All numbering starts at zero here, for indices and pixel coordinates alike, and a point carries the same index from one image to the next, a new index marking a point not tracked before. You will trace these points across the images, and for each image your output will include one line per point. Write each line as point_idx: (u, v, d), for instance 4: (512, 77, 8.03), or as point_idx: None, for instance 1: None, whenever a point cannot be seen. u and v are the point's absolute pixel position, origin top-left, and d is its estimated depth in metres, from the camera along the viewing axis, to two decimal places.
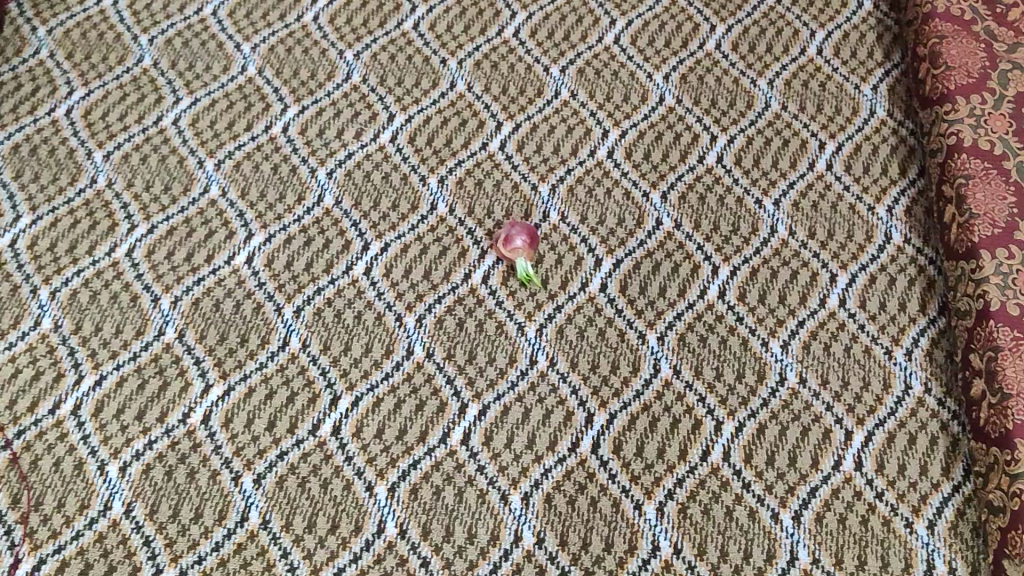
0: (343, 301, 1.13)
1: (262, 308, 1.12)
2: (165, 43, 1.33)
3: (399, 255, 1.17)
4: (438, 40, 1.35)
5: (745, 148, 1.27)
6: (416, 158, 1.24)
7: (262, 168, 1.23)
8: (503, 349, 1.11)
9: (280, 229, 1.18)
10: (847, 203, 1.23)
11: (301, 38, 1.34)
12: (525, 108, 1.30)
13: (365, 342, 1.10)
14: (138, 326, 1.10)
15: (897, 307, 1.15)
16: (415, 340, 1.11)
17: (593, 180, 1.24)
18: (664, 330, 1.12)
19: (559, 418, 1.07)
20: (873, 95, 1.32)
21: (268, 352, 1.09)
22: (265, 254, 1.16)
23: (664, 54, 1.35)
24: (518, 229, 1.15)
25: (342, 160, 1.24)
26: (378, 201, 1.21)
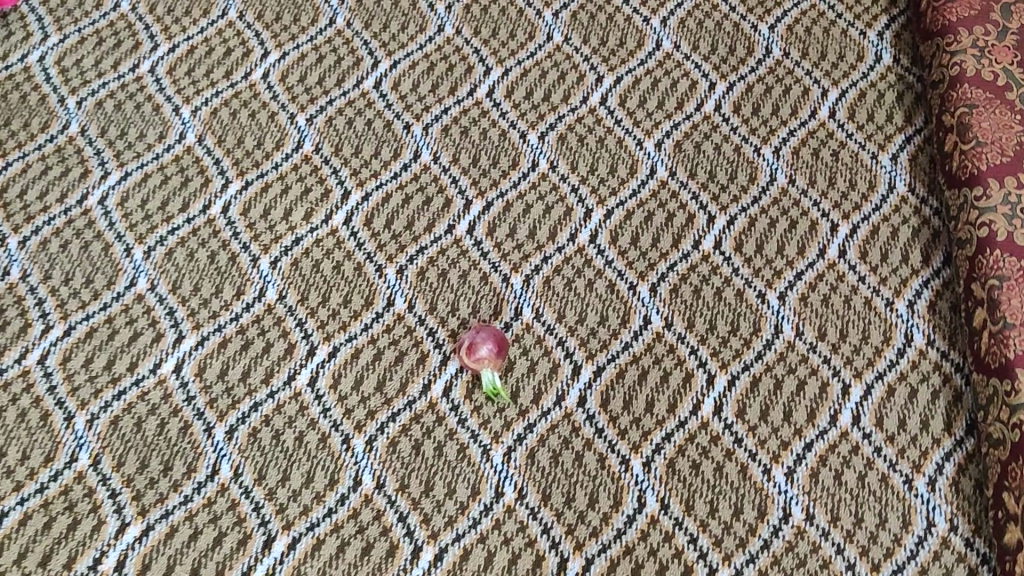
0: (283, 419, 0.99)
1: (190, 427, 0.99)
2: (96, 107, 1.19)
3: (348, 362, 1.03)
4: (402, 102, 1.20)
5: (747, 232, 1.11)
6: (372, 244, 1.10)
7: (198, 256, 1.09)
8: (465, 479, 0.97)
9: (214, 331, 1.04)
10: (862, 297, 1.08)
11: (248, 99, 1.20)
12: (498, 182, 1.15)
13: (306, 470, 0.97)
14: (48, 451, 0.97)
15: (919, 426, 1.01)
16: (365, 468, 0.97)
17: (573, 269, 1.09)
18: (651, 455, 0.98)
19: (527, 564, 0.93)
20: (893, 166, 1.16)
21: (194, 483, 0.96)
22: (196, 360, 1.02)
23: (657, 117, 1.20)
24: (486, 335, 1.01)
25: (289, 246, 1.10)
26: (327, 296, 1.07)
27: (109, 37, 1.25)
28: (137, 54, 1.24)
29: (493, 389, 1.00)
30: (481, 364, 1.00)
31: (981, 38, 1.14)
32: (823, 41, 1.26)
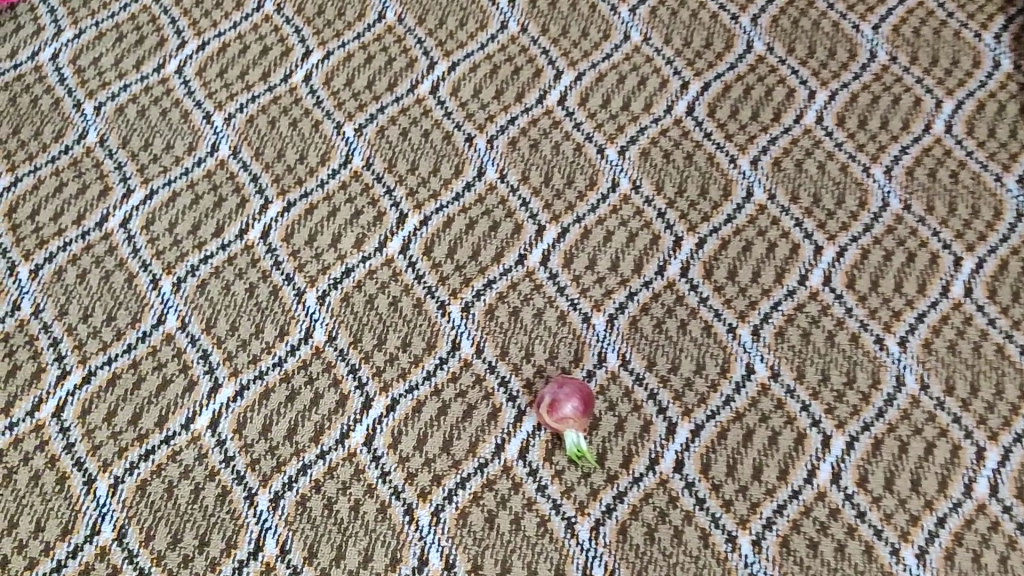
0: (336, 484, 0.86)
1: (229, 492, 0.86)
2: (116, 113, 1.06)
3: (409, 418, 0.90)
4: (463, 110, 1.06)
5: (859, 266, 0.98)
6: (433, 277, 0.97)
7: (234, 290, 0.96)
8: (547, 558, 0.84)
9: (255, 378, 0.91)
10: (994, 344, 0.94)
11: (289, 105, 1.07)
12: (574, 205, 1.01)
13: (364, 547, 0.84)
14: (66, 521, 0.85)
15: None
16: (431, 545, 0.84)
17: (663, 307, 0.95)
18: (760, 531, 0.85)
19: None
20: (1021, 189, 1.02)
21: (235, 561, 0.84)
22: (234, 415, 0.89)
23: (752, 130, 1.06)
24: (570, 391, 0.87)
25: (338, 278, 0.96)
26: (383, 338, 0.93)
27: (131, 31, 1.11)
28: (162, 51, 1.10)
29: (578, 453, 0.87)
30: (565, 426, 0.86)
31: None
32: (934, 43, 1.12)
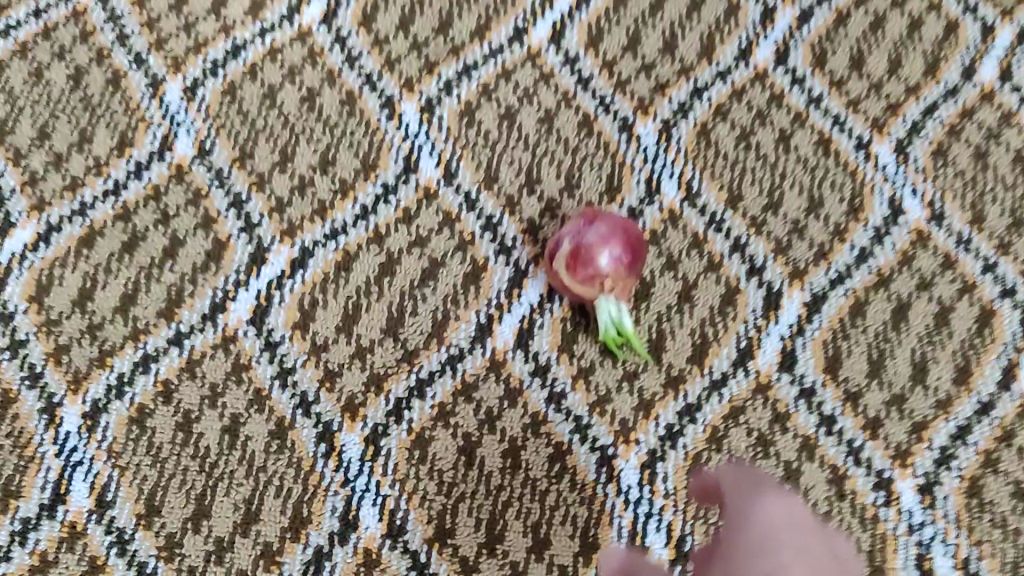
0: (200, 390, 0.50)
1: (13, 401, 0.50)
2: None
3: (329, 282, 0.53)
4: None
5: None
6: (375, 59, 0.59)
7: (51, 76, 0.58)
8: (569, 518, 0.49)
9: (74, 215, 0.55)
10: None
11: None
12: None
13: (245, 497, 0.48)
14: None
15: None
16: (364, 495, 0.48)
17: (749, 111, 0.58)
18: (932, 473, 0.50)
19: None
20: None
21: (15, 523, 0.47)
22: (31, 274, 0.53)
23: None
24: (609, 231, 0.50)
25: (221, 61, 0.58)
26: (289, 152, 0.56)
27: None
28: None
29: (613, 338, 0.50)
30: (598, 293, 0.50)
31: None
32: None
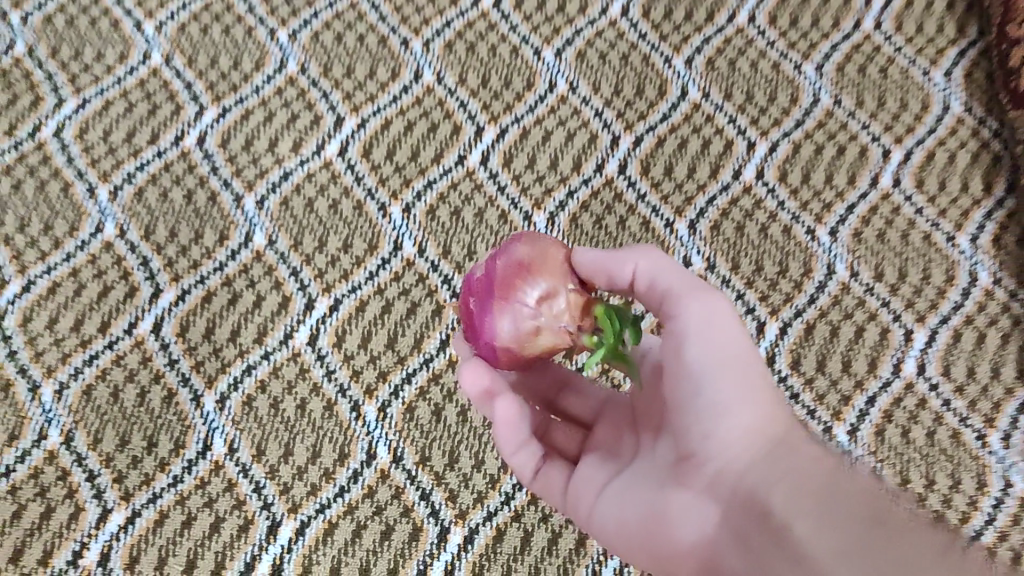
0: (281, 384, 0.88)
1: (175, 394, 0.87)
2: (44, 23, 1.03)
3: (353, 317, 0.90)
4: (398, 14, 1.04)
5: (791, 159, 1.00)
6: (372, 179, 0.97)
7: (172, 196, 0.95)
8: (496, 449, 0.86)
9: (196, 283, 0.91)
10: (921, 233, 0.97)
11: (220, 11, 1.04)
12: (512, 105, 1.01)
13: (312, 444, 0.86)
14: (12, 428, 0.85)
15: (990, 374, 0.91)
16: (379, 439, 0.86)
17: (602, 205, 0.97)
18: None
19: (570, 543, 0.83)
20: (947, 83, 1.04)
21: (184, 462, 0.85)
22: (177, 319, 0.90)
23: (686, 31, 1.06)
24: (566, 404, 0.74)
25: (277, 182, 0.96)
26: (324, 240, 0.94)
27: None
28: None
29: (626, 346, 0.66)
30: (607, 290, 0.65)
31: None
32: None
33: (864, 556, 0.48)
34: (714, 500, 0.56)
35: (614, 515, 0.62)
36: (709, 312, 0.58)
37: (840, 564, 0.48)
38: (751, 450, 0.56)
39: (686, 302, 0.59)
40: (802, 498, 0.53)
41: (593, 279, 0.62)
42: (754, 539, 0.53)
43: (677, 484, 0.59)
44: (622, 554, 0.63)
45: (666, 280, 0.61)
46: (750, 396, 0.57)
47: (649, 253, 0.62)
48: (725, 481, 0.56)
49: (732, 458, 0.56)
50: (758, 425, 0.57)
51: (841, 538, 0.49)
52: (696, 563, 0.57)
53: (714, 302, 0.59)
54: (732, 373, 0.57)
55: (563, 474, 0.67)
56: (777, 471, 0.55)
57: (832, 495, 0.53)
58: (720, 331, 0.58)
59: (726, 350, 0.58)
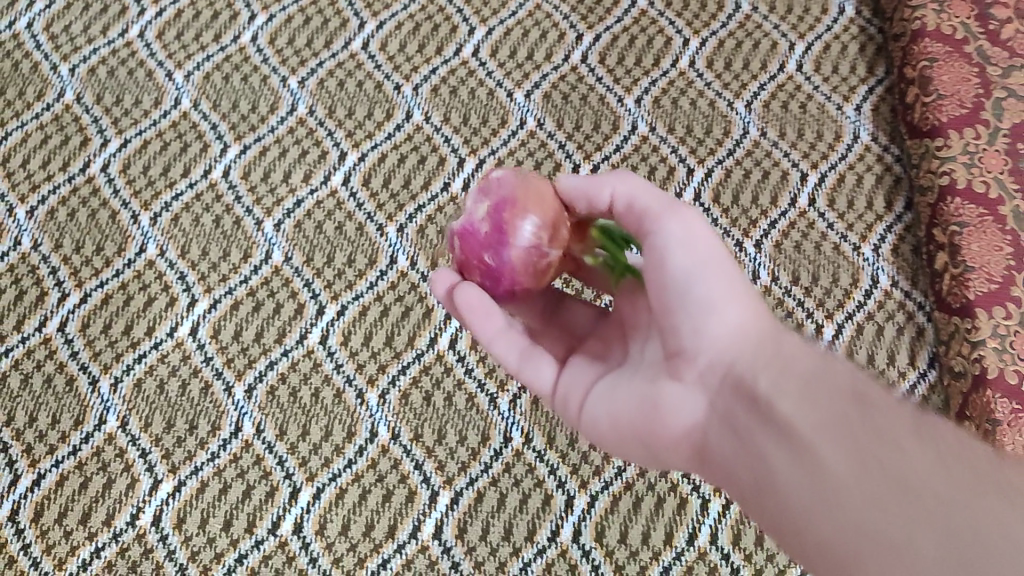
0: (299, 376, 1.06)
1: (211, 386, 1.05)
2: (89, 74, 1.21)
3: (357, 320, 1.09)
4: (391, 63, 1.24)
5: (723, 183, 1.19)
6: (371, 204, 1.15)
7: (203, 221, 1.13)
8: (476, 427, 1.04)
9: (225, 293, 1.09)
10: (831, 243, 1.16)
11: (240, 63, 1.23)
12: (488, 140, 1.20)
13: (325, 424, 1.04)
14: (77, 414, 1.03)
15: (886, 360, 1.10)
16: (379, 420, 1.04)
17: None
18: None
19: (537, 503, 1.01)
20: (857, 117, 1.24)
21: (220, 440, 1.02)
22: (211, 323, 1.08)
23: (635, 74, 1.25)
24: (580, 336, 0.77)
25: (291, 209, 1.14)
26: (331, 256, 1.12)
27: (96, 2, 1.26)
28: (124, 19, 1.25)
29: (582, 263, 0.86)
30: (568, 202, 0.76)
31: None
32: None
33: (841, 428, 0.53)
34: (703, 392, 0.61)
35: (604, 415, 0.67)
36: (688, 229, 0.62)
37: (830, 445, 0.53)
38: (739, 343, 0.60)
39: (666, 221, 0.63)
40: (787, 383, 0.57)
41: (576, 200, 0.70)
42: (745, 425, 0.58)
43: (664, 378, 0.64)
44: (614, 450, 0.68)
45: (643, 201, 0.64)
46: (735, 293, 0.62)
47: (625, 177, 0.66)
48: (715, 372, 0.61)
49: (717, 351, 0.61)
50: (741, 318, 0.61)
51: (824, 413, 0.54)
52: (688, 447, 0.62)
53: (690, 221, 0.63)
54: (714, 272, 0.61)
55: (550, 373, 0.72)
56: (762, 358, 0.59)
57: (820, 381, 0.56)
58: (699, 247, 0.62)
59: (701, 251, 0.62)
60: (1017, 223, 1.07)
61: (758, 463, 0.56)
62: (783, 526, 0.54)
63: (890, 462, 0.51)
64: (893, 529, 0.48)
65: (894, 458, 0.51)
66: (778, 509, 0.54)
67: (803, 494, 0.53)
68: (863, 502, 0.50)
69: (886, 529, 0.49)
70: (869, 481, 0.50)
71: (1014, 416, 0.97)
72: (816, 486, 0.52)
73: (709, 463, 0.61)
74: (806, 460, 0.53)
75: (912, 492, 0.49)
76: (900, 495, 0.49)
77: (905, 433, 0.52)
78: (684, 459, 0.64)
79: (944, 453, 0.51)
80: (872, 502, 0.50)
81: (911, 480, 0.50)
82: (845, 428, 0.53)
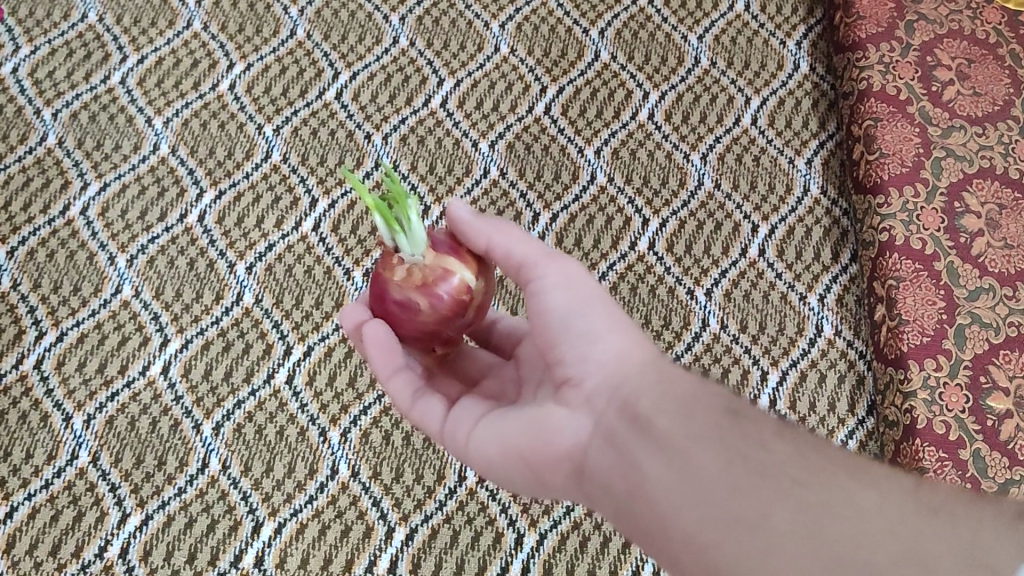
0: (265, 415, 1.10)
1: (180, 424, 1.10)
2: (71, 118, 1.26)
3: (322, 360, 1.14)
4: (363, 112, 1.29)
5: (677, 233, 1.24)
6: (340, 249, 1.20)
7: (177, 264, 1.18)
8: (433, 467, 1.09)
9: (197, 333, 1.14)
10: (779, 292, 1.21)
11: (217, 110, 1.28)
12: (453, 188, 1.25)
13: (288, 461, 1.08)
14: (50, 449, 1.07)
15: (827, 408, 1.15)
16: (340, 458, 1.09)
17: None
18: None
19: (488, 540, 1.06)
20: (808, 170, 1.30)
21: (187, 475, 1.07)
22: (182, 362, 1.13)
23: (596, 126, 1.31)
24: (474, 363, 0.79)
25: (262, 252, 1.19)
26: (300, 298, 1.17)
27: (79, 48, 1.30)
28: (107, 65, 1.30)
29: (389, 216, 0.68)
30: (418, 273, 0.70)
31: (887, 54, 1.28)
32: (746, 50, 1.38)
33: (710, 437, 0.56)
34: (589, 413, 0.62)
35: (492, 440, 0.66)
36: (564, 274, 0.67)
37: (702, 450, 0.55)
38: (621, 366, 0.63)
39: (543, 268, 0.68)
40: (664, 400, 0.59)
41: (471, 240, 0.70)
42: (622, 437, 0.59)
43: (554, 404, 0.65)
44: (498, 476, 0.68)
45: (518, 251, 0.69)
46: (616, 325, 0.65)
47: (503, 228, 0.69)
48: (601, 395, 0.62)
49: (603, 376, 0.63)
50: (624, 346, 0.64)
51: (694, 425, 0.57)
52: (568, 465, 0.63)
53: (566, 266, 0.68)
54: (593, 308, 0.66)
55: (439, 409, 0.71)
56: (640, 378, 0.62)
57: (694, 399, 0.59)
58: (576, 286, 0.67)
59: (578, 291, 0.67)
60: (951, 278, 1.12)
61: (631, 471, 0.57)
62: (652, 528, 0.56)
63: (755, 457, 0.55)
64: (753, 511, 0.52)
65: (760, 455, 0.55)
66: (647, 512, 0.56)
67: (672, 492, 0.54)
68: (729, 492, 0.53)
69: (751, 512, 0.52)
70: (736, 474, 0.54)
71: (940, 463, 1.02)
72: (685, 483, 0.54)
73: (586, 478, 0.62)
74: (678, 462, 0.55)
75: (772, 478, 0.53)
76: (761, 480, 0.53)
77: (766, 435, 0.56)
78: (560, 479, 0.64)
79: (800, 451, 0.55)
80: (736, 491, 0.53)
81: (773, 470, 0.54)
82: (717, 436, 0.56)
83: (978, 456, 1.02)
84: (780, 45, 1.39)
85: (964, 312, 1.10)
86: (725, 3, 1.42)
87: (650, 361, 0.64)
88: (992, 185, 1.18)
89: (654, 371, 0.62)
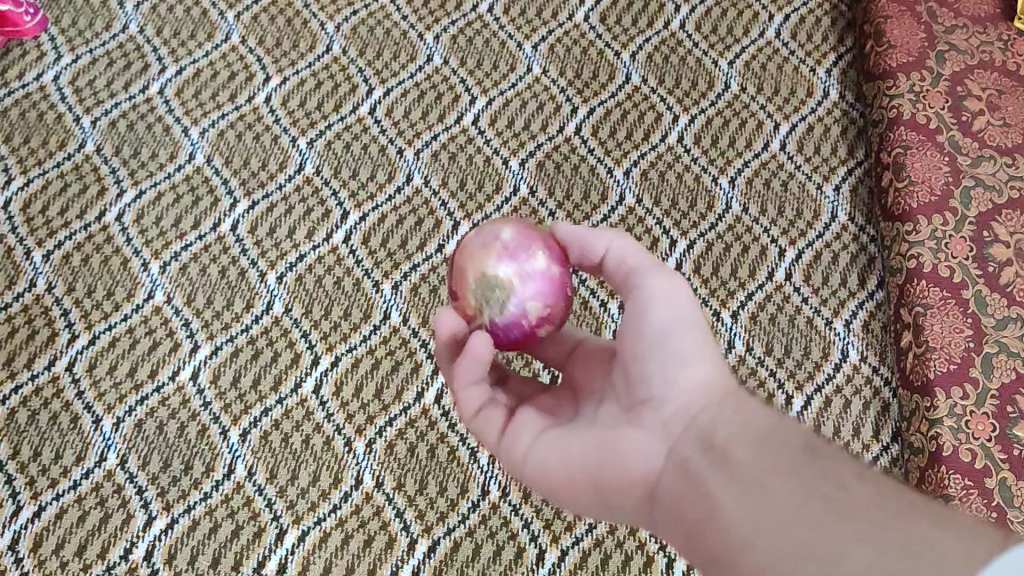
0: (291, 423, 1.11)
1: (207, 430, 1.11)
2: (109, 126, 1.28)
3: (349, 371, 1.14)
4: (395, 128, 1.31)
5: (704, 255, 1.25)
6: (370, 261, 1.21)
7: (209, 271, 1.20)
8: (457, 480, 1.10)
9: (227, 340, 1.15)
10: (805, 317, 1.22)
11: (252, 122, 1.30)
12: (483, 205, 1.26)
13: (313, 470, 1.09)
14: (79, 451, 1.08)
15: (851, 433, 1.15)
16: (365, 468, 1.10)
17: None
18: None
19: (510, 555, 1.07)
20: (836, 197, 1.30)
21: (212, 480, 1.08)
22: (211, 369, 1.14)
23: (626, 147, 1.32)
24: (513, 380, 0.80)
25: (293, 263, 1.21)
26: (329, 308, 1.18)
27: (119, 58, 1.33)
28: (146, 76, 1.32)
29: None
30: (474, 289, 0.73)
31: (917, 83, 1.29)
32: (777, 76, 1.39)
33: (785, 472, 0.55)
34: (663, 441, 0.63)
35: (559, 463, 0.67)
36: (666, 288, 0.68)
37: (777, 483, 0.55)
38: (702, 398, 0.63)
39: (649, 279, 0.69)
40: (741, 433, 0.59)
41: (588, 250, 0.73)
42: (696, 467, 0.59)
43: (626, 427, 0.65)
44: (564, 499, 0.68)
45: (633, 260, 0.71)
46: (703, 355, 0.66)
47: (623, 238, 0.72)
48: (677, 422, 0.63)
49: (684, 401, 0.63)
50: (705, 377, 0.64)
51: (772, 459, 0.56)
52: (638, 492, 0.63)
53: (671, 281, 0.69)
54: (683, 333, 0.66)
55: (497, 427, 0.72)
56: (720, 412, 0.62)
57: (772, 434, 0.59)
58: (674, 303, 0.68)
59: (673, 307, 0.67)
60: (979, 307, 1.13)
61: (704, 499, 0.57)
62: (722, 557, 0.55)
63: (833, 494, 0.53)
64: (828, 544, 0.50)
65: (835, 490, 0.53)
66: (718, 541, 0.55)
67: (745, 524, 0.54)
68: (803, 527, 0.52)
69: (825, 544, 0.50)
70: (812, 508, 0.52)
71: (967, 491, 1.02)
72: (759, 515, 0.54)
73: (656, 506, 0.62)
74: (753, 496, 0.55)
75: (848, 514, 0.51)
76: (836, 518, 0.51)
77: (845, 471, 0.54)
78: (630, 506, 0.64)
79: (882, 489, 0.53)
80: (809, 527, 0.51)
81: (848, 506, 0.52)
82: (796, 472, 0.55)
83: (1004, 485, 1.02)
84: (811, 73, 1.40)
85: (991, 340, 1.10)
86: (755, 29, 1.43)
87: (731, 396, 0.63)
88: (1021, 215, 1.18)
89: (733, 405, 0.62)
